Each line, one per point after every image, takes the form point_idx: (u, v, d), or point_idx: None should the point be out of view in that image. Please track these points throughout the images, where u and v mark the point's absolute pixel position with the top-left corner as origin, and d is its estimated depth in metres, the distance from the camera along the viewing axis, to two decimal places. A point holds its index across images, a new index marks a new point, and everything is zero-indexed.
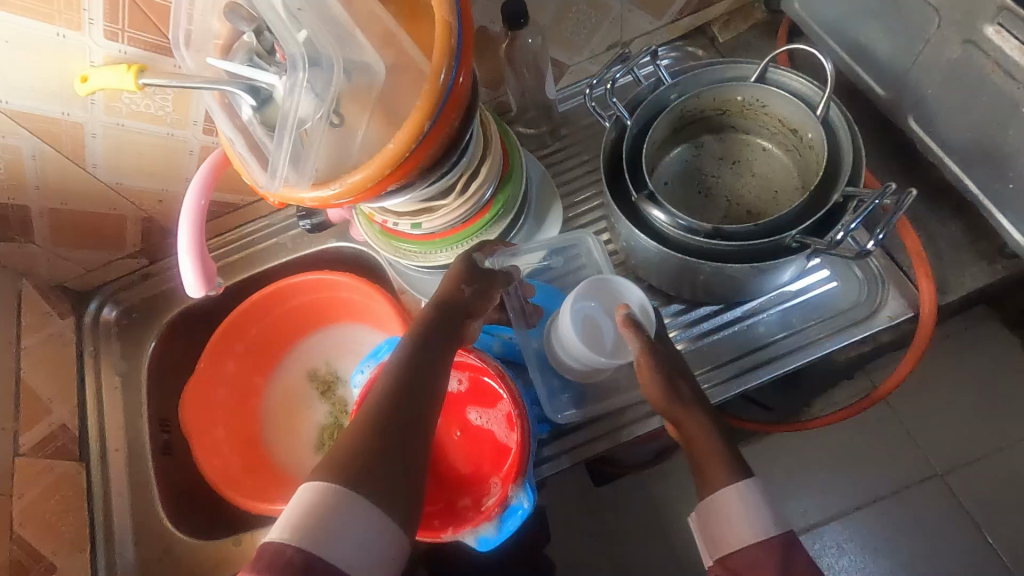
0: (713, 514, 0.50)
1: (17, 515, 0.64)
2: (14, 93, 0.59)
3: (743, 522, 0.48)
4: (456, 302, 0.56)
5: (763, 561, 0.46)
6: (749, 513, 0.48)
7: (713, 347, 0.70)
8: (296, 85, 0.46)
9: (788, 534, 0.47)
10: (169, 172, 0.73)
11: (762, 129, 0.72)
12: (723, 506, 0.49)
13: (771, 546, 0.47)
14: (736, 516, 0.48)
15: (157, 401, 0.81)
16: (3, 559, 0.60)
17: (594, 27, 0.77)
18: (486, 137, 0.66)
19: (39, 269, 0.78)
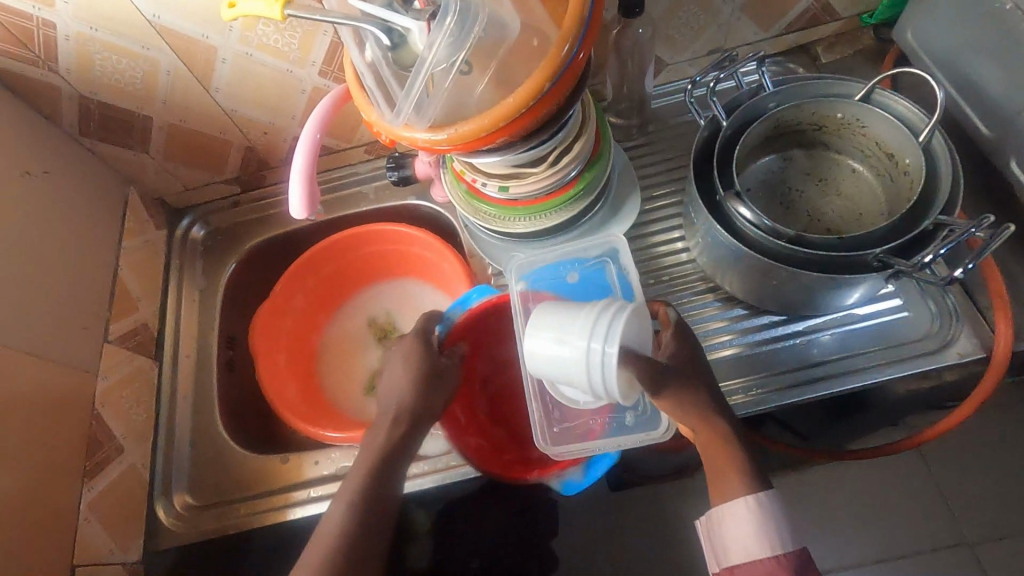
0: (725, 524, 0.56)
1: (99, 395, 0.72)
2: (165, 8, 0.65)
3: (756, 535, 0.54)
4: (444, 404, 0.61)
5: (773, 571, 0.53)
6: (760, 526, 0.54)
7: (770, 356, 0.70)
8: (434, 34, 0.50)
9: (801, 551, 0.54)
10: (279, 107, 0.77)
11: (855, 150, 0.72)
12: (737, 519, 0.55)
13: (785, 560, 0.53)
14: (752, 530, 0.54)
15: (228, 319, 0.86)
16: (79, 431, 0.68)
17: (701, 29, 0.79)
18: (584, 117, 0.68)
19: (145, 179, 0.84)
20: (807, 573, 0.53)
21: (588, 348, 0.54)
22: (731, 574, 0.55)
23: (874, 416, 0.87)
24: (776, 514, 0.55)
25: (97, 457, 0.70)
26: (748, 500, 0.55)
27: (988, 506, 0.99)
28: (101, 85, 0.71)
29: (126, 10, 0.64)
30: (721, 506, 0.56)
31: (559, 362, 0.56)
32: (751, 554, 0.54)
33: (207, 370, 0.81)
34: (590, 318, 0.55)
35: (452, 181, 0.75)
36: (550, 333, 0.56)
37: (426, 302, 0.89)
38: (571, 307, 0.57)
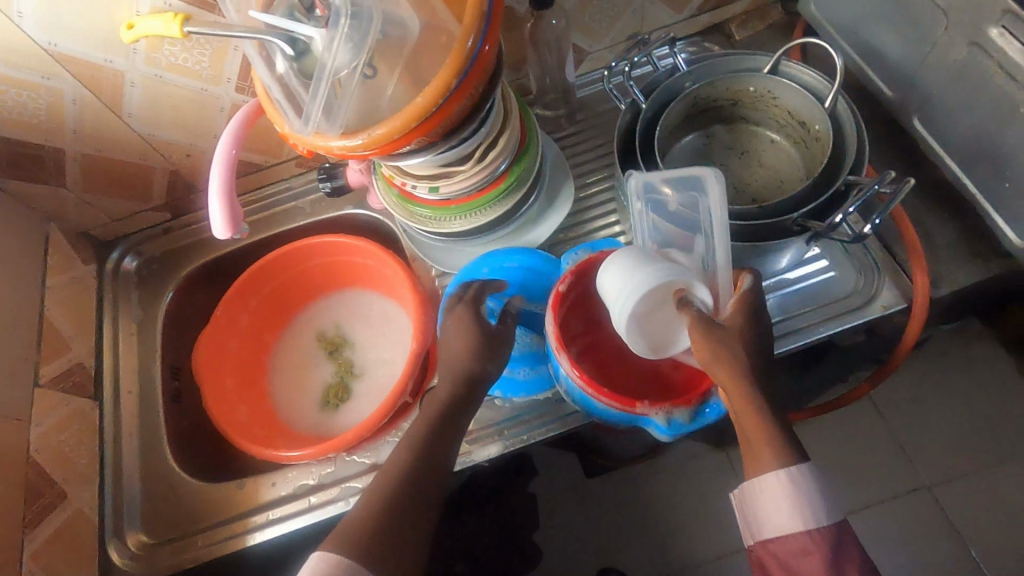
0: (759, 500, 0.53)
1: (34, 442, 0.68)
2: (61, 35, 0.62)
3: (790, 511, 0.52)
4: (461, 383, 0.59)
5: (810, 545, 0.51)
6: (798, 502, 0.51)
7: (799, 309, 0.71)
8: (336, 38, 0.50)
9: (838, 524, 0.52)
10: (198, 127, 0.76)
11: (771, 121, 0.75)
12: (771, 495, 0.52)
13: (819, 535, 0.51)
14: (784, 506, 0.52)
15: (170, 349, 0.83)
16: (16, 481, 0.65)
17: (615, 15, 0.80)
18: (506, 111, 0.69)
19: (66, 214, 0.81)
20: (848, 543, 0.51)
21: (620, 305, 0.54)
22: (768, 548, 0.53)
23: (821, 375, 0.91)
24: (813, 486, 0.52)
25: (39, 506, 0.67)
26: (781, 476, 0.52)
27: (938, 448, 1.03)
28: (4, 120, 0.68)
29: (19, 39, 0.62)
30: (753, 481, 0.53)
31: (605, 301, 0.57)
32: (783, 527, 0.52)
33: (151, 404, 0.78)
34: (642, 278, 0.54)
35: (384, 186, 0.75)
36: (608, 274, 0.57)
37: (374, 311, 0.89)
38: (639, 257, 0.56)
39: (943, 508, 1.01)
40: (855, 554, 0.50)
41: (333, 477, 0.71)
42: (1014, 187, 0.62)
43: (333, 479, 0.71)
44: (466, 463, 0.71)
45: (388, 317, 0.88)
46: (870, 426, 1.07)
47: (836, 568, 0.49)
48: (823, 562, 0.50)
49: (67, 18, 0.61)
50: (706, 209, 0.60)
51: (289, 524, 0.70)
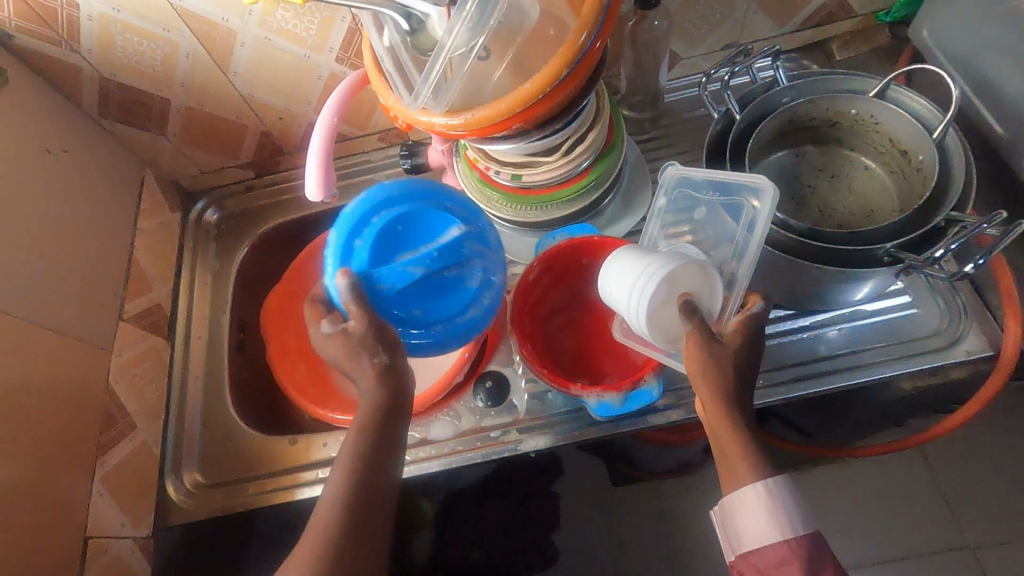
0: (738, 513, 0.52)
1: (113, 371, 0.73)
2: None
3: (767, 521, 0.51)
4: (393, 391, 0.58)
5: (789, 557, 0.50)
6: (774, 513, 0.51)
7: (802, 349, 0.70)
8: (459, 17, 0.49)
9: (813, 535, 0.50)
10: (294, 92, 0.78)
11: (869, 147, 0.72)
12: (746, 505, 0.52)
13: (797, 544, 0.49)
14: (761, 515, 0.51)
15: (240, 302, 0.87)
16: (95, 406, 0.69)
17: (716, 23, 0.79)
18: (598, 108, 0.69)
19: (161, 161, 0.85)
20: (828, 558, 0.49)
21: (634, 292, 0.59)
22: (747, 561, 0.52)
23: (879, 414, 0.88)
24: (788, 497, 0.51)
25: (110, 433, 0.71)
26: (756, 487, 0.51)
27: (989, 510, 0.99)
28: (121, 66, 0.72)
29: None
30: (731, 495, 0.53)
31: (615, 292, 0.61)
32: (758, 538, 0.51)
33: (217, 351, 0.81)
34: (650, 266, 0.58)
35: (465, 169, 0.76)
36: (614, 267, 0.62)
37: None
38: (644, 253, 0.61)
39: (985, 573, 0.96)
40: (833, 567, 0.49)
41: None
42: None
43: None
44: (512, 452, 0.72)
45: None
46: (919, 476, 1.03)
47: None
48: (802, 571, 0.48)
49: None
50: (749, 217, 0.64)
51: None
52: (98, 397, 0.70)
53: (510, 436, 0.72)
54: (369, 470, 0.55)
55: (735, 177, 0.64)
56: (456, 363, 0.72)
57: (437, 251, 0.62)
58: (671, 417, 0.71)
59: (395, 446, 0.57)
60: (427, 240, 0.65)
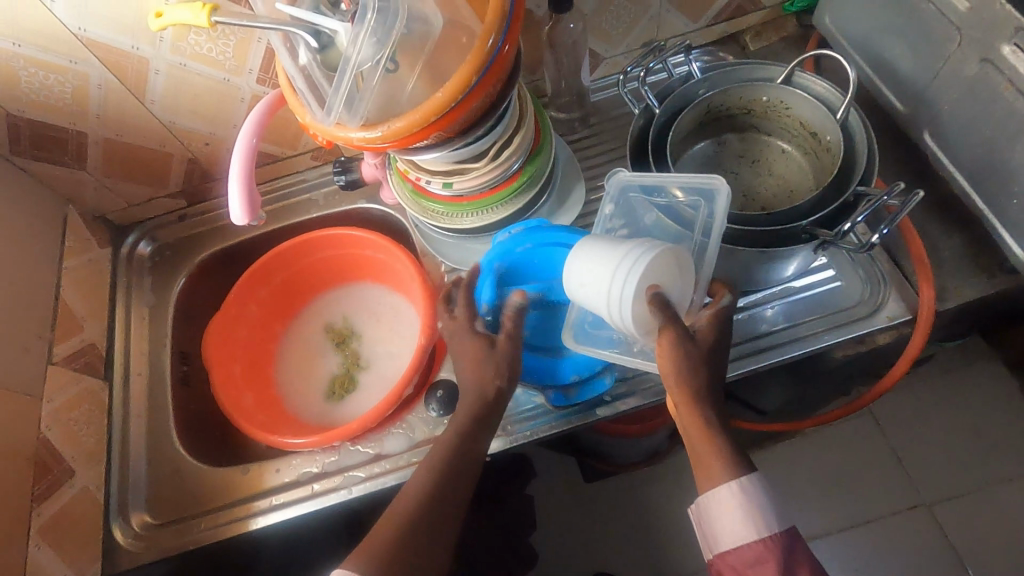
0: (714, 514, 0.55)
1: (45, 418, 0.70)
2: (91, 22, 0.64)
3: (744, 522, 0.54)
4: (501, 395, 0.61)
5: (763, 553, 0.53)
6: (749, 512, 0.54)
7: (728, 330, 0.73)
8: (365, 29, 0.50)
9: (790, 531, 0.54)
10: (218, 117, 0.77)
11: (783, 131, 0.75)
12: (722, 507, 0.55)
13: (773, 541, 0.53)
14: (739, 517, 0.54)
15: (180, 335, 0.84)
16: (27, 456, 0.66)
17: (632, 21, 0.82)
18: (521, 111, 0.70)
19: (84, 197, 0.82)
20: (800, 551, 0.53)
21: (617, 286, 0.56)
22: (725, 560, 0.55)
23: (825, 384, 0.91)
24: (763, 497, 0.54)
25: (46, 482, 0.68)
26: (731, 488, 0.54)
27: (936, 465, 1.03)
28: (29, 102, 0.70)
29: (50, 23, 0.63)
30: (707, 496, 0.56)
31: (591, 277, 0.58)
32: (736, 537, 0.54)
33: (159, 387, 0.79)
34: (634, 257, 0.56)
35: (399, 181, 0.76)
36: (590, 257, 0.59)
37: (383, 304, 0.90)
38: (621, 242, 0.59)
39: (939, 525, 1.00)
40: (806, 561, 0.53)
41: (338, 466, 0.72)
42: (1021, 202, 0.62)
43: (336, 468, 0.72)
44: None
45: (395, 312, 0.89)
46: (868, 440, 1.07)
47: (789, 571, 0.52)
48: (777, 567, 0.52)
49: (99, 4, 0.63)
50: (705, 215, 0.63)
51: (291, 511, 0.70)
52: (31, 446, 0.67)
53: None
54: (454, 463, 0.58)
55: (687, 178, 0.63)
56: (405, 375, 0.72)
57: None
58: (620, 408, 0.71)
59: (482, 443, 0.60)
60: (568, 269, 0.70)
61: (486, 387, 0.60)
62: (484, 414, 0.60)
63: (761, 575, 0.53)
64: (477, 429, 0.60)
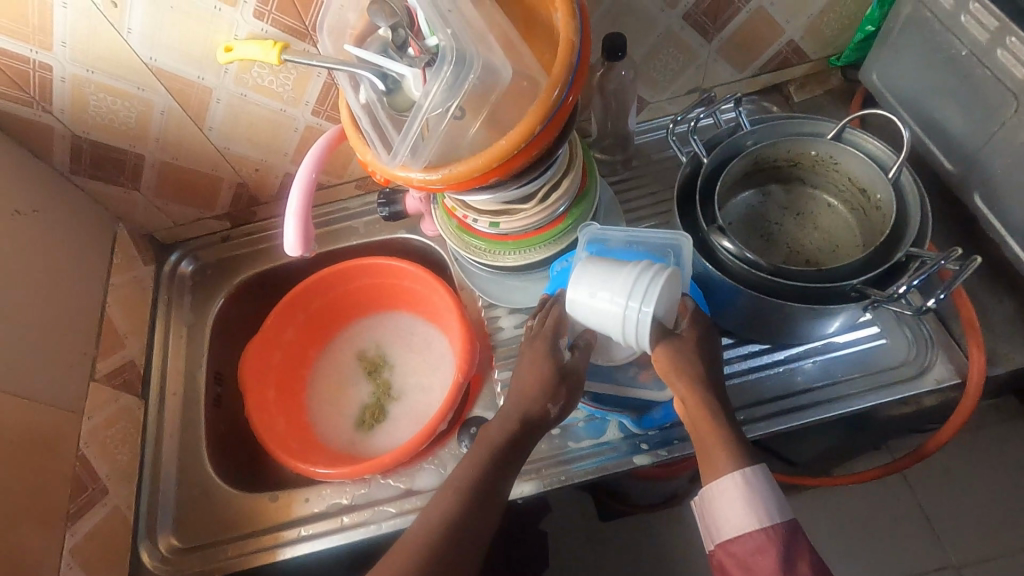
0: (716, 502, 0.56)
1: (83, 435, 0.70)
2: (162, 53, 0.66)
3: (746, 510, 0.54)
4: (542, 425, 0.58)
5: (764, 544, 0.54)
6: (750, 501, 0.54)
7: (767, 383, 0.72)
8: (435, 77, 0.52)
9: (793, 523, 0.54)
10: (271, 145, 0.79)
11: (830, 185, 0.75)
12: (723, 495, 0.55)
13: (775, 531, 0.54)
14: (740, 505, 0.55)
15: (216, 355, 0.85)
16: (65, 473, 0.66)
17: (680, 69, 0.83)
18: (570, 155, 0.71)
19: (134, 216, 0.84)
20: (801, 542, 0.54)
21: (626, 309, 0.57)
22: (725, 549, 0.56)
23: (859, 438, 0.89)
24: (763, 487, 0.55)
25: (82, 500, 0.68)
26: (732, 475, 0.55)
27: (972, 528, 1.00)
28: (95, 124, 0.72)
29: (122, 52, 0.65)
30: (710, 485, 0.56)
31: (596, 302, 0.59)
32: (735, 525, 0.55)
33: (193, 407, 0.80)
34: (636, 278, 0.57)
35: (443, 217, 0.77)
36: (591, 283, 0.60)
37: (417, 335, 0.90)
38: (618, 265, 0.60)
39: None
40: (807, 551, 0.53)
41: (368, 499, 0.71)
42: None
43: (366, 501, 0.72)
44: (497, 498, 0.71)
45: (428, 343, 0.89)
46: (901, 498, 1.04)
47: (789, 563, 0.52)
48: (777, 557, 0.52)
49: (173, 37, 0.65)
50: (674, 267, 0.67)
51: (318, 542, 0.70)
52: (70, 464, 0.67)
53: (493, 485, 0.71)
54: (485, 486, 0.56)
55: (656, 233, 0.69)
56: (440, 411, 0.71)
57: None
58: (657, 456, 0.70)
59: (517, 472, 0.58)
60: None
61: (538, 415, 0.58)
62: (523, 437, 0.58)
63: (761, 564, 0.53)
64: (512, 451, 0.57)
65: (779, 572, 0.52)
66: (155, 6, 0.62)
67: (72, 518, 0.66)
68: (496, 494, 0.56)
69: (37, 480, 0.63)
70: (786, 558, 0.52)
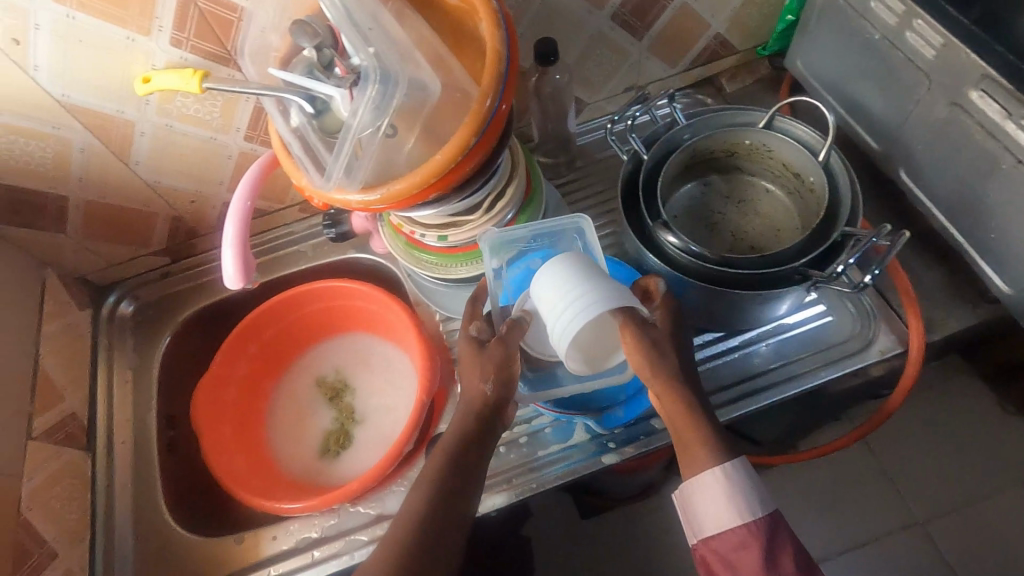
0: (698, 501, 0.58)
1: (25, 498, 0.66)
2: (75, 88, 0.63)
3: (728, 506, 0.56)
4: (483, 403, 0.58)
5: (746, 539, 0.55)
6: (731, 496, 0.56)
7: (723, 370, 0.73)
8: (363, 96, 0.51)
9: (773, 515, 0.56)
10: (205, 174, 0.76)
11: (766, 172, 0.78)
12: (706, 492, 0.57)
13: (756, 525, 0.55)
14: (722, 501, 0.56)
15: (166, 397, 0.82)
16: (8, 542, 0.62)
17: (613, 69, 0.84)
18: (513, 163, 0.71)
19: (63, 260, 0.80)
20: (781, 534, 0.56)
21: (573, 319, 0.55)
22: (708, 546, 0.57)
23: (816, 412, 0.92)
24: (744, 482, 0.56)
25: (29, 567, 0.63)
26: (714, 473, 0.56)
27: (931, 485, 1.04)
28: (9, 168, 0.68)
29: (31, 89, 0.62)
30: (692, 482, 0.58)
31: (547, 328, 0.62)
32: (718, 521, 0.57)
33: (144, 455, 0.76)
34: (600, 298, 0.55)
35: (393, 236, 0.76)
36: (547, 282, 0.58)
37: (372, 354, 0.88)
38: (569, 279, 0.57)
39: (938, 547, 1.01)
40: (787, 543, 0.55)
41: (339, 529, 0.70)
42: (998, 237, 0.65)
43: (337, 532, 0.70)
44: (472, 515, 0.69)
45: (389, 362, 0.87)
46: (863, 463, 1.08)
47: (770, 555, 0.54)
48: (758, 550, 0.54)
49: (85, 71, 0.62)
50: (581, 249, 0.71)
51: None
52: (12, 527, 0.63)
53: None
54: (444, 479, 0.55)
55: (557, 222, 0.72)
56: (405, 432, 0.70)
57: None
58: (625, 454, 0.70)
59: (473, 464, 0.57)
60: None
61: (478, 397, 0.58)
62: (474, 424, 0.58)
63: (744, 558, 0.55)
64: (469, 437, 0.57)
65: (762, 565, 0.54)
66: (63, 41, 0.59)
67: None
68: (459, 487, 0.56)
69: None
70: (769, 551, 0.54)
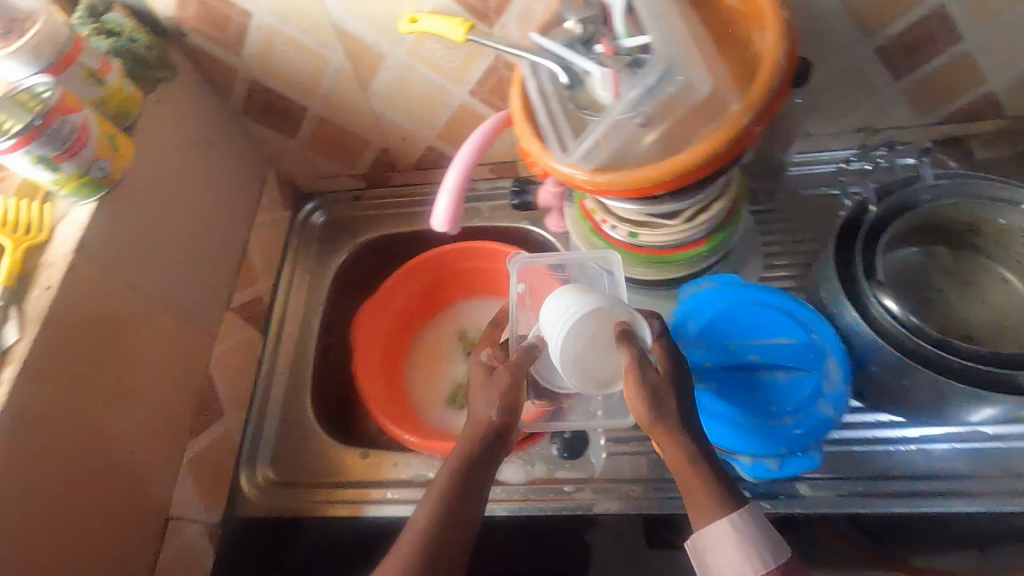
0: (709, 559, 0.48)
1: (213, 360, 0.74)
2: (351, 15, 0.68)
3: (742, 562, 0.47)
4: (482, 431, 0.53)
5: None
6: (745, 549, 0.47)
7: (898, 459, 0.66)
8: (637, 86, 0.51)
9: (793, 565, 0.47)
10: (424, 117, 0.81)
11: (1009, 258, 0.68)
12: (715, 545, 0.47)
13: None
14: (738, 557, 0.47)
15: (331, 307, 0.89)
16: (195, 391, 0.70)
17: (854, 105, 0.77)
18: (728, 181, 0.67)
19: (283, 162, 0.89)
20: None
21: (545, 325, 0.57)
22: None
23: None
24: (758, 532, 0.47)
25: (202, 419, 0.71)
26: (723, 522, 0.48)
27: None
28: (273, 74, 0.75)
29: (316, 7, 0.68)
30: (697, 536, 0.49)
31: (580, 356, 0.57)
32: (728, 572, 0.47)
33: (304, 352, 0.83)
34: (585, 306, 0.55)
35: (580, 221, 0.76)
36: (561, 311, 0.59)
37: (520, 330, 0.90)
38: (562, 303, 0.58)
39: None
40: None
41: None
42: None
43: None
44: (584, 511, 0.70)
45: None
46: None
47: None
48: None
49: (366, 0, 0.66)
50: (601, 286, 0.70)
51: (401, 510, 0.71)
52: (199, 385, 0.71)
53: (584, 494, 0.71)
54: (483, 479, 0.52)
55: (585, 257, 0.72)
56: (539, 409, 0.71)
57: (778, 353, 0.62)
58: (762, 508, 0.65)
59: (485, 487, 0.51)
60: (776, 342, 0.63)
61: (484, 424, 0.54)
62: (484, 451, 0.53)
63: None
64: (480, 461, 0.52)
65: None
66: None
67: (194, 434, 0.70)
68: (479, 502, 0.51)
69: (174, 394, 0.66)
70: None
